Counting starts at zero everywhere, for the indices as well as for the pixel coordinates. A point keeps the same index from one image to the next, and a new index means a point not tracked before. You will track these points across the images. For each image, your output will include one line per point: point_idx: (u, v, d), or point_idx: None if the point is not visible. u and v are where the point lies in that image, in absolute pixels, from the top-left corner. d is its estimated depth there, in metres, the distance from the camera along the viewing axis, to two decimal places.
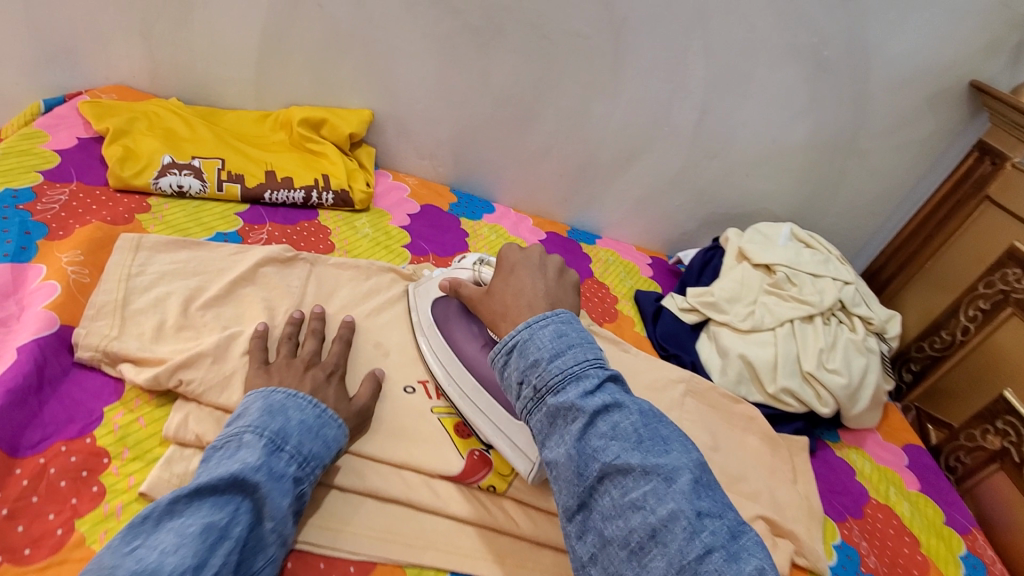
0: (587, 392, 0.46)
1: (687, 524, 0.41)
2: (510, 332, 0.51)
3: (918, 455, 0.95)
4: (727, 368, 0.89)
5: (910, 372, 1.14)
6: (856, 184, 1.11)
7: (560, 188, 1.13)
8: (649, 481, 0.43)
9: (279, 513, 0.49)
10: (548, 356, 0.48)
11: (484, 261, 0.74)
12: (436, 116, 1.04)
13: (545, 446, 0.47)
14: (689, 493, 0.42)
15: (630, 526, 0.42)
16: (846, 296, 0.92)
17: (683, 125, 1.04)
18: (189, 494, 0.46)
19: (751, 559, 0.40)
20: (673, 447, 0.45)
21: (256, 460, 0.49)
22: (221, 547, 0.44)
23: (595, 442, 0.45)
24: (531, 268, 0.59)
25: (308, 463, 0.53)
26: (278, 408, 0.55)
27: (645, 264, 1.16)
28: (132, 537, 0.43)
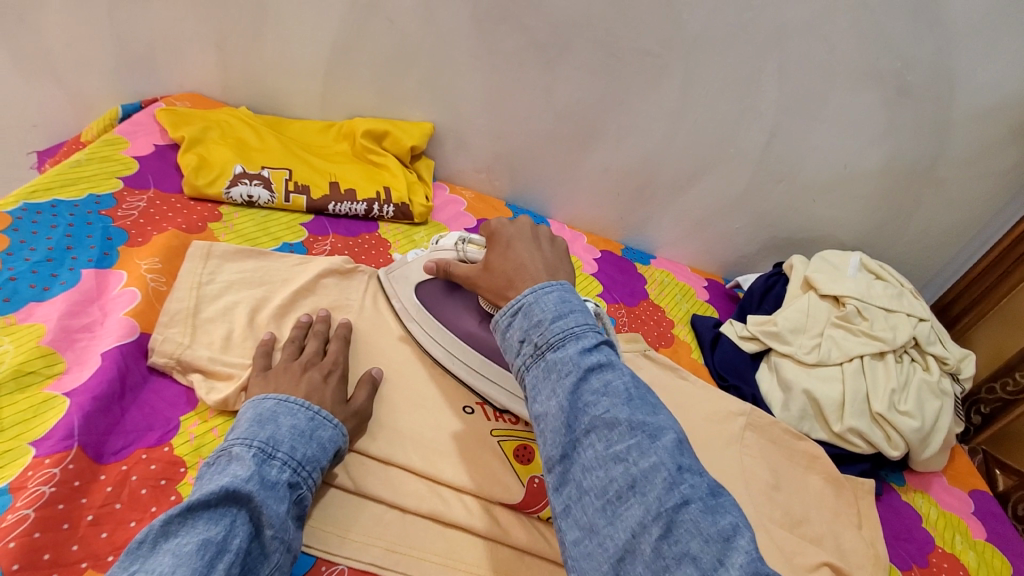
0: (586, 350, 0.43)
1: (668, 477, 0.38)
2: (517, 295, 0.48)
3: (986, 501, 0.89)
4: (790, 403, 0.86)
5: (978, 415, 1.07)
6: (931, 213, 1.05)
7: (616, 207, 1.12)
8: (634, 436, 0.39)
9: (278, 521, 0.47)
10: (552, 315, 0.45)
11: (468, 238, 0.68)
12: (496, 131, 1.04)
13: (535, 400, 0.43)
14: (672, 450, 0.39)
15: (610, 477, 0.39)
16: (921, 334, 0.88)
17: (750, 147, 1.01)
18: (181, 512, 0.43)
19: (726, 515, 0.37)
20: (662, 411, 0.43)
21: (248, 469, 0.47)
22: (221, 561, 0.42)
23: (587, 396, 0.41)
24: (527, 241, 0.56)
25: (302, 467, 0.51)
26: (269, 417, 0.53)
27: (701, 287, 1.13)
28: (129, 564, 0.40)
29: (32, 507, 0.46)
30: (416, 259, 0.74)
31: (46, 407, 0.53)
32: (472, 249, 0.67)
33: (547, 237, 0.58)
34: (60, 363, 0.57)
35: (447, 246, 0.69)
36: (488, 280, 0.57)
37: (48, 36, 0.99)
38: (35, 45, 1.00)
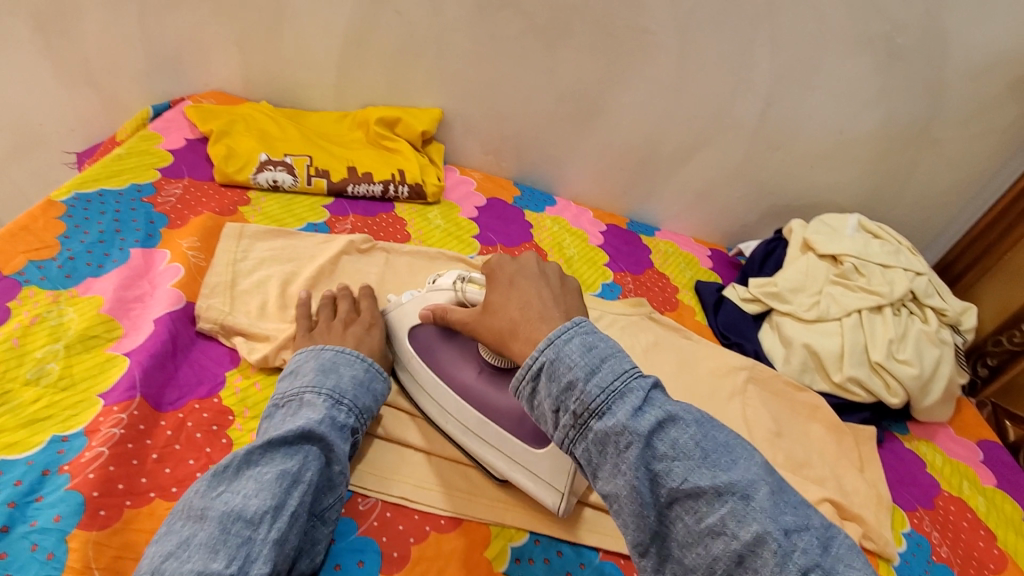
0: (638, 411, 0.43)
1: (775, 545, 0.39)
2: (533, 352, 0.47)
3: (995, 450, 0.91)
4: (791, 357, 0.90)
5: (985, 367, 1.08)
6: (928, 173, 1.08)
7: (621, 182, 1.16)
8: (724, 504, 0.40)
9: (342, 459, 0.54)
10: (584, 374, 0.44)
11: (467, 278, 0.67)
12: (501, 113, 1.09)
13: (599, 475, 0.44)
14: (768, 509, 0.40)
15: (712, 553, 0.40)
16: (919, 287, 0.91)
17: (747, 117, 1.04)
18: (262, 447, 0.51)
19: (842, 567, 0.39)
20: (736, 454, 0.43)
21: (319, 415, 0.54)
22: (294, 491, 0.49)
23: (660, 467, 0.42)
24: (531, 279, 0.56)
25: (362, 415, 0.59)
26: (331, 366, 0.60)
27: (705, 256, 1.17)
28: (217, 484, 0.49)
29: (106, 446, 0.53)
30: (413, 301, 0.71)
31: (111, 364, 0.60)
32: (473, 288, 0.65)
33: (556, 276, 0.57)
34: (119, 328, 0.64)
35: (446, 287, 0.68)
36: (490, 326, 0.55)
37: (84, 45, 1.06)
38: (71, 53, 1.07)
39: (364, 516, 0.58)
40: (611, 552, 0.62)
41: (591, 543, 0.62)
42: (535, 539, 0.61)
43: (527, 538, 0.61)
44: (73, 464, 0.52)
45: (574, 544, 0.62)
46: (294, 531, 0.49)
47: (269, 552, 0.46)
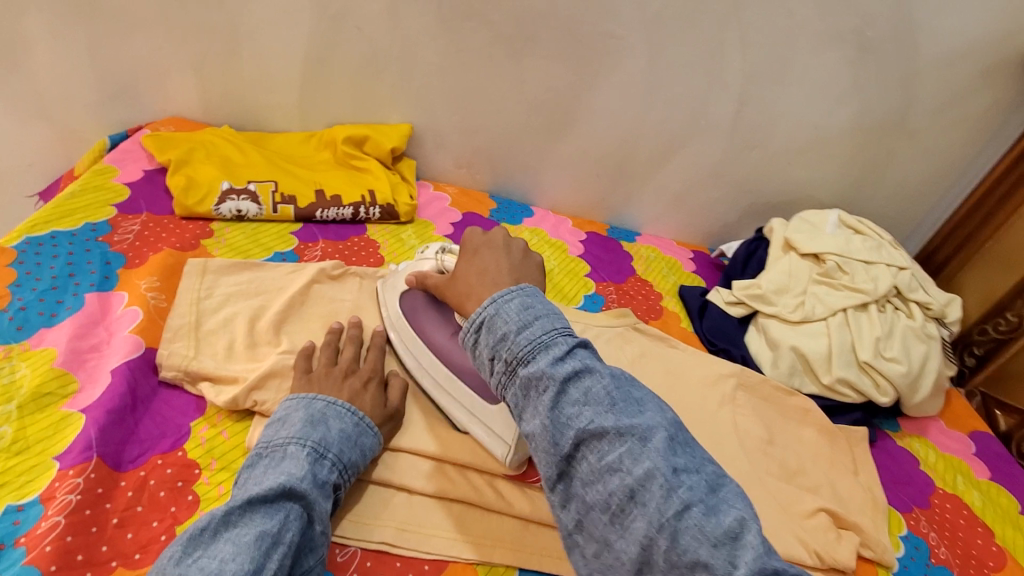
0: (558, 360, 0.46)
1: (664, 482, 0.41)
2: (478, 308, 0.50)
3: (987, 442, 0.91)
4: (779, 360, 0.88)
5: (972, 357, 1.06)
6: (906, 164, 1.07)
7: (598, 187, 1.14)
8: (624, 444, 0.43)
9: (324, 517, 0.52)
10: (516, 327, 0.47)
11: (446, 248, 0.74)
12: (472, 125, 1.06)
13: (523, 418, 0.47)
14: (663, 450, 0.43)
15: (609, 489, 0.43)
16: (902, 282, 0.90)
17: (722, 117, 1.03)
18: (241, 505, 0.48)
19: (729, 509, 0.42)
20: (646, 407, 0.46)
21: (302, 470, 0.52)
22: (274, 553, 0.46)
23: (569, 409, 0.45)
24: (493, 249, 0.59)
25: (346, 470, 0.56)
26: (319, 418, 0.57)
27: (687, 259, 1.15)
28: (192, 548, 0.45)
29: (63, 514, 0.50)
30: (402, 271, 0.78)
31: (66, 423, 0.57)
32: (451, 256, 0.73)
33: (520, 249, 0.59)
34: (74, 383, 0.61)
35: (428, 256, 0.74)
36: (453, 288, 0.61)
37: (32, 77, 1.01)
38: (19, 86, 1.02)
39: (344, 567, 0.56)
40: None
41: None
42: None
43: None
44: (29, 536, 0.48)
45: None
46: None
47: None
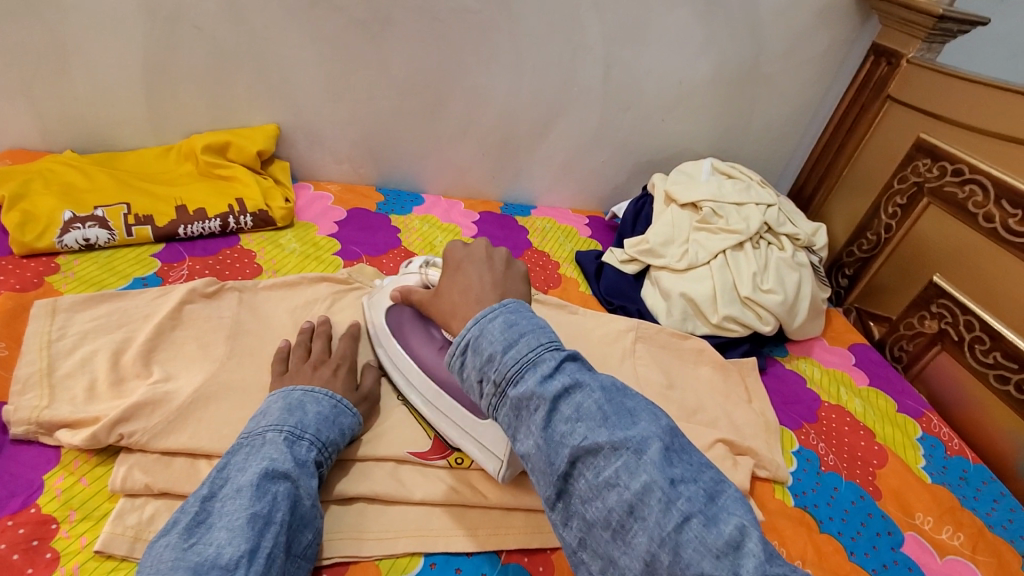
0: (546, 377, 0.44)
1: (661, 495, 0.39)
2: (462, 330, 0.49)
3: (864, 352, 0.97)
4: (672, 309, 0.92)
5: (845, 278, 1.11)
6: (768, 106, 1.13)
7: (486, 166, 1.14)
8: (619, 458, 0.41)
9: (311, 494, 0.54)
10: (501, 348, 0.45)
11: (429, 264, 0.77)
12: (344, 118, 1.03)
13: (516, 439, 0.45)
14: (660, 463, 0.41)
15: (608, 505, 0.41)
16: (771, 218, 0.96)
17: (592, 82, 1.05)
18: (232, 494, 0.49)
19: (728, 517, 0.39)
20: (640, 417, 0.44)
21: (283, 454, 0.54)
22: (270, 532, 0.48)
23: (562, 428, 0.43)
24: (478, 262, 0.57)
25: (326, 448, 0.58)
26: (296, 405, 0.60)
27: (583, 225, 1.17)
28: (188, 537, 0.46)
29: None
30: (386, 285, 0.77)
31: None
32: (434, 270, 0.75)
33: (501, 259, 0.58)
34: None
35: (412, 271, 0.76)
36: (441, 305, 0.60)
37: None
38: None
39: None
40: (513, 551, 0.60)
41: (492, 548, 0.60)
42: (431, 562, 0.58)
43: (423, 564, 0.58)
44: None
45: (473, 555, 0.59)
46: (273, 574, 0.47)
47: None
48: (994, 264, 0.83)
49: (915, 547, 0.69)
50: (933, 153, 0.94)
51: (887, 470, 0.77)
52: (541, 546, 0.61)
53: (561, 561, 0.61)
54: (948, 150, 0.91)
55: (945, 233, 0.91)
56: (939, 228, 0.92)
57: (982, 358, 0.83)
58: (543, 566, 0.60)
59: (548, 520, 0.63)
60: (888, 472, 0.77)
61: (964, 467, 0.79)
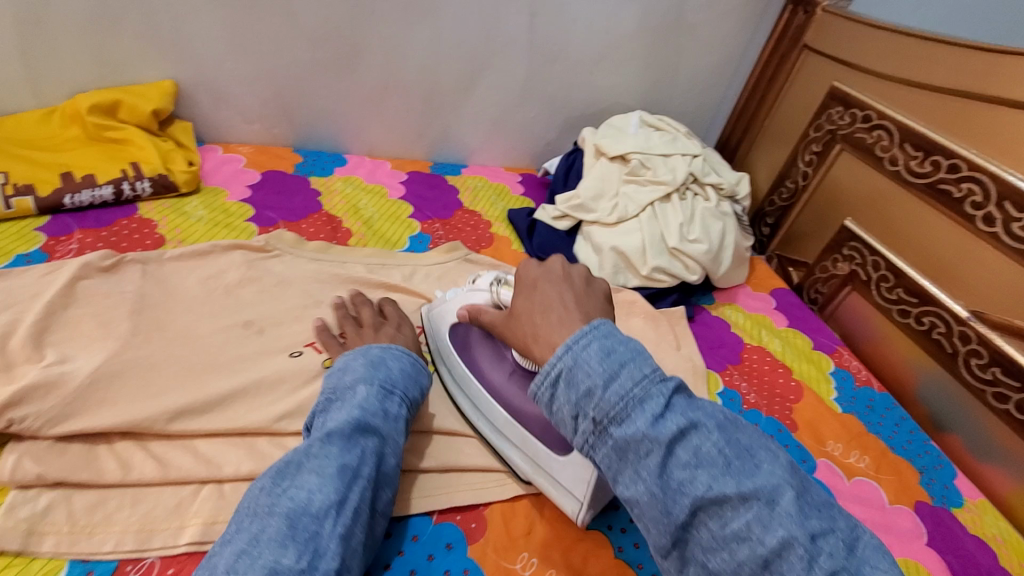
0: (657, 418, 0.40)
1: (802, 552, 0.37)
2: (550, 358, 0.45)
3: (784, 295, 1.02)
4: (603, 263, 0.93)
5: (767, 227, 1.15)
6: (694, 58, 1.13)
7: (412, 123, 1.09)
8: (749, 509, 0.38)
9: (394, 452, 0.54)
10: (602, 382, 0.42)
11: (501, 279, 0.64)
12: (250, 72, 0.95)
13: (618, 481, 0.42)
14: (795, 515, 0.38)
15: (737, 558, 0.38)
16: (696, 169, 0.98)
17: (517, 32, 1.01)
18: (323, 439, 0.50)
19: (875, 573, 0.37)
20: (761, 457, 0.41)
21: (374, 405, 0.54)
22: (357, 485, 0.49)
23: (680, 474, 0.40)
24: (556, 280, 0.52)
25: (409, 407, 0.59)
26: (381, 361, 0.60)
27: (515, 182, 1.15)
28: (281, 480, 0.48)
29: None
30: (453, 298, 0.69)
31: None
32: (507, 289, 0.63)
33: (582, 277, 0.53)
34: None
35: (483, 287, 0.66)
36: (515, 326, 0.53)
37: None
38: None
39: None
40: (445, 510, 0.59)
41: (423, 510, 0.58)
42: None
43: None
44: None
45: (405, 518, 0.58)
46: (359, 526, 0.47)
47: (336, 549, 0.45)
48: (896, 205, 0.88)
49: (827, 472, 0.74)
50: (845, 101, 0.97)
51: (803, 403, 0.82)
52: (473, 503, 0.60)
53: (495, 515, 0.60)
54: (858, 97, 0.94)
55: (856, 178, 0.95)
56: (851, 174, 0.96)
57: (887, 295, 0.89)
58: (476, 522, 0.59)
59: (482, 478, 0.62)
60: (804, 405, 0.82)
61: (871, 395, 0.85)
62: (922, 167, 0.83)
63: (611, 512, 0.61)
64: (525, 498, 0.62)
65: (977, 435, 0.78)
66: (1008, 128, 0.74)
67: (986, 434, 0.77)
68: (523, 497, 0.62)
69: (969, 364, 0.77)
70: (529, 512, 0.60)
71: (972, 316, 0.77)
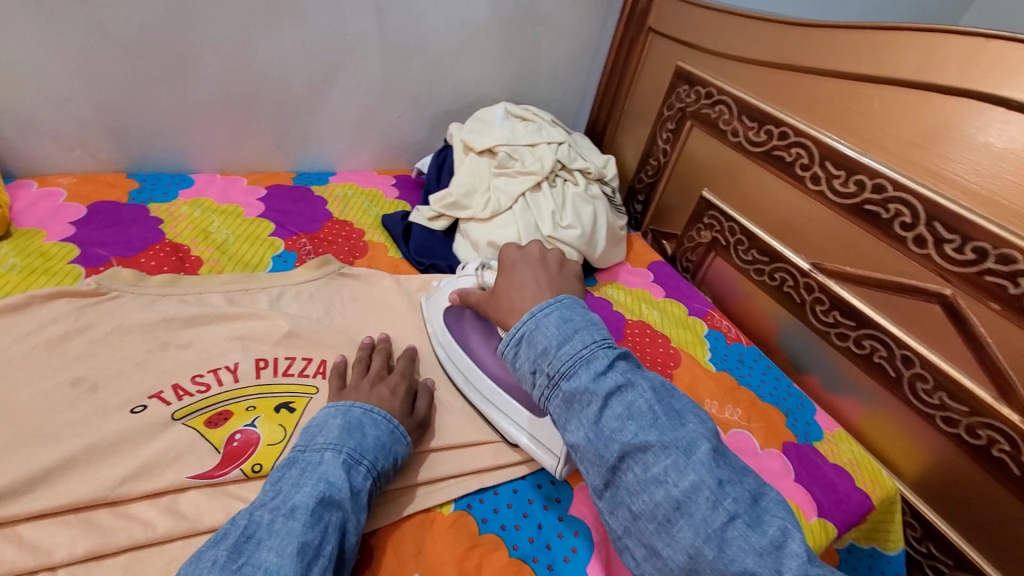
0: (599, 374, 0.52)
1: (709, 494, 0.45)
2: (518, 323, 0.58)
3: (660, 268, 1.07)
4: (483, 259, 0.91)
5: (639, 204, 1.20)
6: (553, 45, 1.15)
7: (268, 134, 1.02)
8: (669, 456, 0.47)
9: (358, 530, 0.50)
10: (557, 342, 0.54)
11: (485, 266, 0.78)
12: (59, 92, 0.83)
13: (567, 428, 0.52)
14: (706, 463, 0.46)
15: (655, 500, 0.46)
16: (562, 156, 0.99)
17: (366, 30, 0.97)
18: (287, 513, 0.46)
19: (772, 520, 0.45)
20: (688, 420, 0.50)
21: (341, 477, 0.50)
22: (318, 566, 0.44)
23: (612, 423, 0.49)
24: (533, 264, 0.68)
25: (379, 478, 0.54)
26: (356, 425, 0.55)
27: (389, 185, 1.11)
28: (237, 556, 0.43)
29: None
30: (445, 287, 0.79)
31: None
32: (489, 272, 0.76)
33: (555, 264, 0.69)
34: None
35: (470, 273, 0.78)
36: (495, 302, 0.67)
37: None
38: None
39: None
40: None
41: None
42: None
43: None
44: None
45: None
46: None
47: None
48: (743, 173, 0.94)
49: None
50: (689, 79, 1.03)
51: (682, 368, 0.87)
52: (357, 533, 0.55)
53: (382, 545, 0.55)
54: (699, 75, 1.01)
55: (708, 151, 1.01)
56: (702, 147, 1.02)
57: (744, 257, 0.96)
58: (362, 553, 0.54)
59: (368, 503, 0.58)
60: (683, 370, 0.87)
61: (740, 351, 0.92)
62: (759, 137, 0.91)
63: (502, 512, 0.61)
64: (413, 516, 0.58)
65: (830, 371, 0.86)
66: (822, 95, 0.82)
67: (837, 369, 0.85)
68: (411, 516, 0.58)
69: (815, 311, 0.86)
70: (419, 531, 0.58)
71: (813, 268, 0.85)
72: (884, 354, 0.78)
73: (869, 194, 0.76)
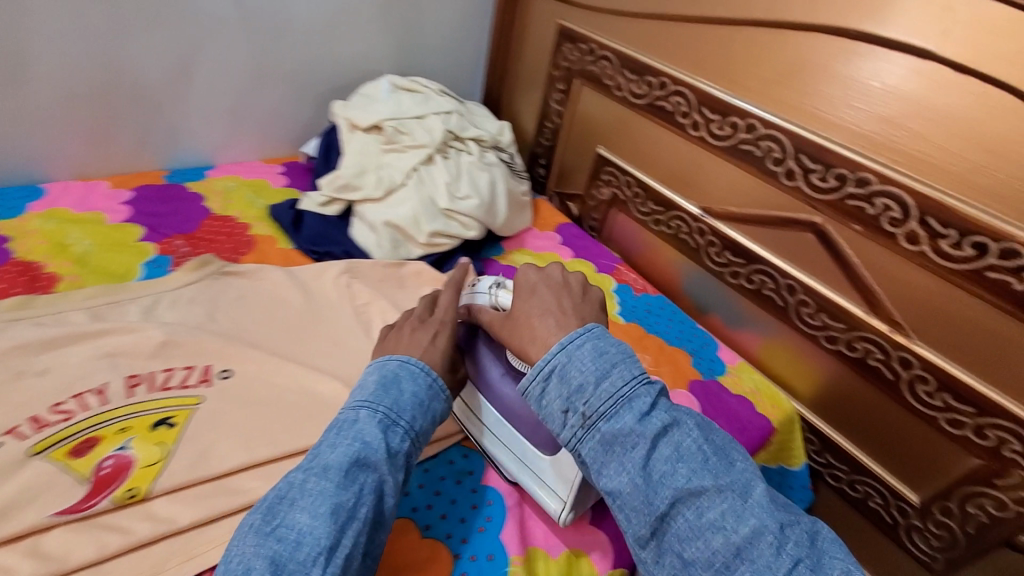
0: (644, 415, 0.46)
1: (772, 539, 0.42)
2: (546, 354, 0.50)
3: (567, 229, 1.07)
4: (380, 240, 0.88)
5: (542, 167, 1.19)
6: (436, 12, 1.10)
7: (129, 132, 0.92)
8: (726, 500, 0.44)
9: (399, 492, 0.48)
10: (595, 378, 0.47)
11: (501, 282, 0.63)
12: None
13: (601, 472, 0.46)
14: (764, 506, 0.44)
15: (712, 547, 0.43)
16: (453, 125, 0.97)
17: (223, 8, 0.89)
18: (319, 472, 0.45)
19: (833, 562, 0.43)
20: (735, 457, 0.47)
21: (377, 437, 0.48)
22: (352, 529, 0.43)
23: (661, 466, 0.45)
24: (555, 287, 0.57)
25: (418, 439, 0.51)
26: (392, 379, 0.53)
27: (276, 174, 1.05)
28: (270, 517, 0.43)
29: None
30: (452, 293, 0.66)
31: None
32: (505, 293, 0.62)
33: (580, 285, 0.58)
34: None
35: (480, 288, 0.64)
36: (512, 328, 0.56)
37: None
38: None
39: None
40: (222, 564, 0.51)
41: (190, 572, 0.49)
42: None
43: None
44: None
45: None
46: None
47: None
48: (632, 127, 0.95)
49: None
50: (572, 37, 1.02)
51: None
52: None
53: None
54: (580, 32, 1.00)
55: (599, 108, 1.01)
56: (593, 104, 1.02)
57: (642, 210, 0.98)
58: None
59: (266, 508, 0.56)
60: None
61: (648, 300, 0.95)
62: (641, 89, 0.92)
63: (414, 494, 0.60)
64: None
65: (731, 309, 0.90)
66: (691, 42, 0.84)
67: (737, 307, 0.89)
68: None
69: (709, 254, 0.89)
70: None
71: (703, 213, 0.88)
72: (771, 287, 0.82)
73: (742, 134, 0.79)
